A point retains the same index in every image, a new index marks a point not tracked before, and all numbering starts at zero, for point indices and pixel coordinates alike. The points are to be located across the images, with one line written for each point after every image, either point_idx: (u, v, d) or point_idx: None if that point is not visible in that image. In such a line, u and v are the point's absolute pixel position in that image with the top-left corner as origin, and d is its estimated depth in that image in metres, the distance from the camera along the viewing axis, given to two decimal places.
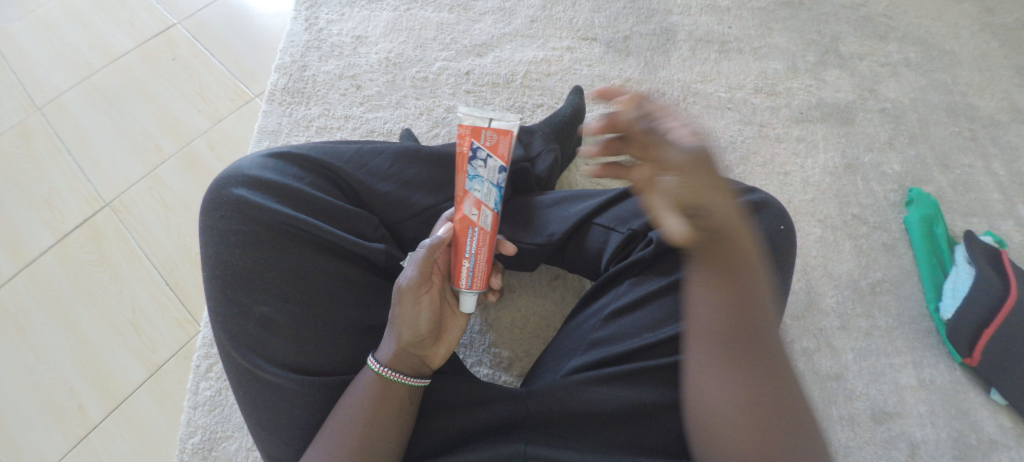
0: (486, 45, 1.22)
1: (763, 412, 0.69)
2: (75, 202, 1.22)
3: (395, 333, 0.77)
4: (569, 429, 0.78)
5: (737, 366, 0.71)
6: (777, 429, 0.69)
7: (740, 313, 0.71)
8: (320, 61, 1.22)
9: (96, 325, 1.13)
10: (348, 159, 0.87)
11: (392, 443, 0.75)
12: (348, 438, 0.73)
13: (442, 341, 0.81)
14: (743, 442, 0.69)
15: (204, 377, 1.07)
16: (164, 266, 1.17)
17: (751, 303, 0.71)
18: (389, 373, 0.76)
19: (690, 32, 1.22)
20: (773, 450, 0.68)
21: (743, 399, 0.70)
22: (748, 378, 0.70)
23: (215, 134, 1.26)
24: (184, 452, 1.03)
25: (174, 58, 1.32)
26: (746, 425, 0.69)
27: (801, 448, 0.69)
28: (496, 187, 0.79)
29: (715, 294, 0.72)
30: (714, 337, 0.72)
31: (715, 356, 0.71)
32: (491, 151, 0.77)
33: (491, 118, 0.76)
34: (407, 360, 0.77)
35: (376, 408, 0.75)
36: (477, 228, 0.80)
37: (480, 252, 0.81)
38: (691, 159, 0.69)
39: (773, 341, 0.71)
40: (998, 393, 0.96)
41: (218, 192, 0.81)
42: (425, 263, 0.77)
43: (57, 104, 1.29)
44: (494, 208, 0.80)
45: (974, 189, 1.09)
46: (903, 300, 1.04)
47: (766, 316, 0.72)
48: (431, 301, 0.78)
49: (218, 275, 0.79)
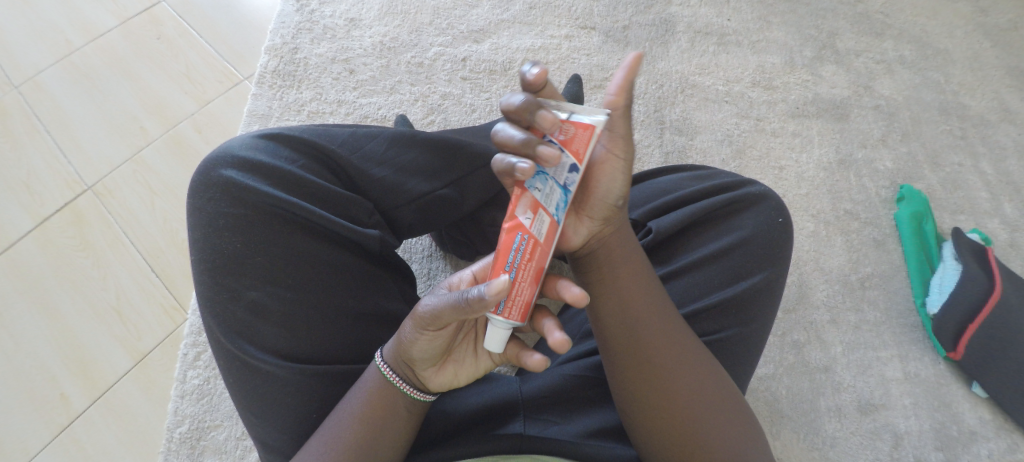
0: (483, 31, 1.20)
1: (679, 413, 0.69)
2: (55, 185, 1.18)
3: (400, 339, 0.67)
4: (565, 412, 0.77)
5: (645, 377, 0.69)
6: (696, 425, 0.69)
7: (644, 324, 0.70)
8: (312, 44, 1.19)
9: (78, 311, 1.10)
10: (342, 141, 0.85)
11: (398, 444, 0.70)
12: (350, 437, 0.68)
13: (443, 370, 0.68)
14: (662, 444, 0.69)
15: (192, 365, 1.04)
16: (150, 252, 1.13)
17: (652, 312, 0.70)
18: (390, 374, 0.69)
19: (688, 23, 1.22)
20: (696, 447, 0.68)
21: (654, 406, 0.69)
22: (660, 386, 0.69)
23: (202, 117, 1.22)
24: (171, 442, 1.01)
25: (159, 37, 1.28)
26: (664, 427, 0.69)
27: (726, 441, 0.69)
28: (564, 190, 0.63)
29: (615, 304, 0.70)
30: (620, 352, 0.70)
31: (623, 369, 0.70)
32: (564, 145, 0.63)
33: (570, 111, 0.63)
34: (405, 369, 0.68)
35: (376, 406, 0.69)
36: (527, 235, 0.62)
37: (523, 271, 0.62)
38: (627, 163, 0.64)
39: (686, 341, 0.71)
40: (980, 387, 0.99)
41: (207, 172, 0.78)
42: (448, 301, 0.61)
43: (35, 82, 1.24)
44: (555, 217, 0.63)
45: (962, 187, 1.12)
46: (892, 294, 1.06)
47: (670, 321, 0.71)
48: (443, 335, 0.65)
49: (207, 259, 0.76)
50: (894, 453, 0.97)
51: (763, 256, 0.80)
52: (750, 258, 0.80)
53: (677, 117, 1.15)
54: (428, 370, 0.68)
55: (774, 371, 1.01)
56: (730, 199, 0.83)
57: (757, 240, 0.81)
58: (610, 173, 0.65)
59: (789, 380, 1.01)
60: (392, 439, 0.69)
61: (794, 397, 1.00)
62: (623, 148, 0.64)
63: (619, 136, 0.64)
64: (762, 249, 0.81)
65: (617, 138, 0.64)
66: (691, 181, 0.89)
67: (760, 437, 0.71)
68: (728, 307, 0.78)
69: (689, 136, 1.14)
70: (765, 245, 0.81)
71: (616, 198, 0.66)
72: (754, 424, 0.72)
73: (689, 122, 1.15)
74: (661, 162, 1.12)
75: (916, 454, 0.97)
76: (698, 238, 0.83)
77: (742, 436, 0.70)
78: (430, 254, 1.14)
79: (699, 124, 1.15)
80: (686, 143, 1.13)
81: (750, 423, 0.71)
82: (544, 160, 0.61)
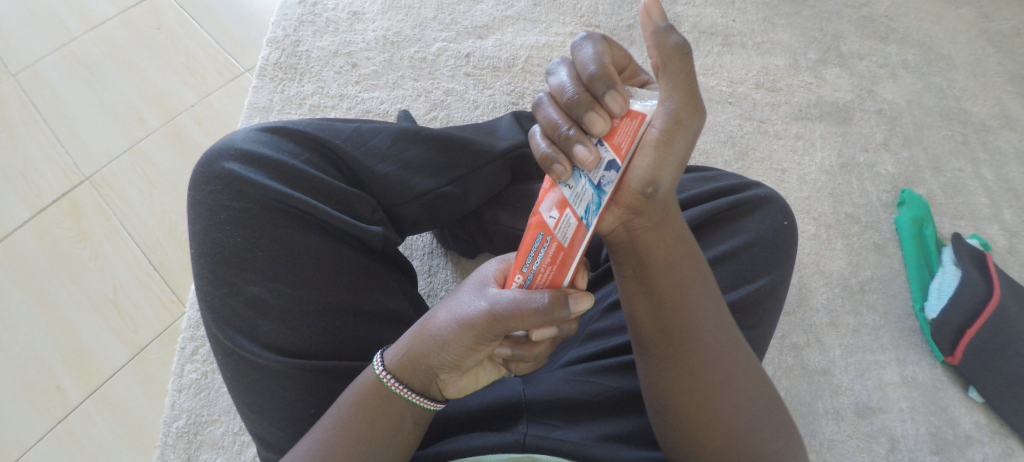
0: (487, 27, 1.20)
1: (717, 418, 0.68)
2: (53, 175, 1.17)
3: (432, 345, 0.65)
4: (565, 417, 0.76)
5: (685, 381, 0.68)
6: (735, 430, 0.68)
7: (690, 326, 0.68)
8: (314, 36, 1.18)
9: (75, 303, 1.09)
10: (346, 136, 0.85)
11: (395, 446, 0.68)
12: (343, 437, 0.66)
13: (466, 375, 0.68)
14: (691, 446, 0.68)
15: (189, 359, 1.03)
16: (148, 245, 1.12)
17: (699, 315, 0.68)
18: (391, 381, 0.67)
19: (693, 23, 1.22)
20: (732, 453, 0.68)
21: (690, 411, 0.68)
22: (701, 390, 0.68)
23: (202, 108, 1.21)
24: (167, 436, 0.99)
25: (160, 27, 1.27)
26: (705, 430, 0.68)
27: (763, 446, 0.68)
28: (597, 190, 0.62)
29: (659, 303, 0.68)
30: (663, 354, 0.69)
31: (663, 371, 0.69)
32: (604, 138, 0.61)
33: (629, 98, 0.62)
34: (421, 377, 0.67)
35: (372, 408, 0.67)
36: (551, 237, 0.62)
37: (542, 274, 0.63)
38: (681, 146, 0.62)
39: (730, 345, 0.69)
40: (976, 392, 1.00)
41: (209, 165, 0.78)
42: (516, 308, 0.61)
43: (33, 70, 1.23)
44: (583, 220, 0.62)
45: (963, 192, 1.12)
46: (891, 298, 1.07)
47: (717, 323, 0.69)
48: (487, 349, 0.65)
49: (207, 253, 0.76)
50: (889, 456, 0.97)
51: (767, 259, 0.81)
52: (755, 261, 0.80)
53: None
54: (454, 377, 0.67)
55: (774, 373, 1.01)
56: (736, 201, 0.83)
57: (762, 243, 0.81)
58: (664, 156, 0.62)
59: (787, 382, 1.01)
60: (389, 442, 0.67)
61: (793, 399, 1.00)
62: (681, 121, 0.61)
63: (680, 108, 0.60)
64: (767, 252, 0.81)
65: (678, 110, 0.60)
66: (696, 183, 0.89)
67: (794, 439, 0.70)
68: (731, 310, 0.78)
69: None
70: (771, 248, 0.81)
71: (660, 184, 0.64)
72: (790, 425, 0.70)
73: None
74: None
75: (911, 457, 0.98)
76: (704, 240, 0.83)
77: (779, 441, 0.68)
78: (430, 251, 1.14)
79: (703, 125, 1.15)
80: None
81: (789, 425, 0.70)
82: (582, 160, 0.61)
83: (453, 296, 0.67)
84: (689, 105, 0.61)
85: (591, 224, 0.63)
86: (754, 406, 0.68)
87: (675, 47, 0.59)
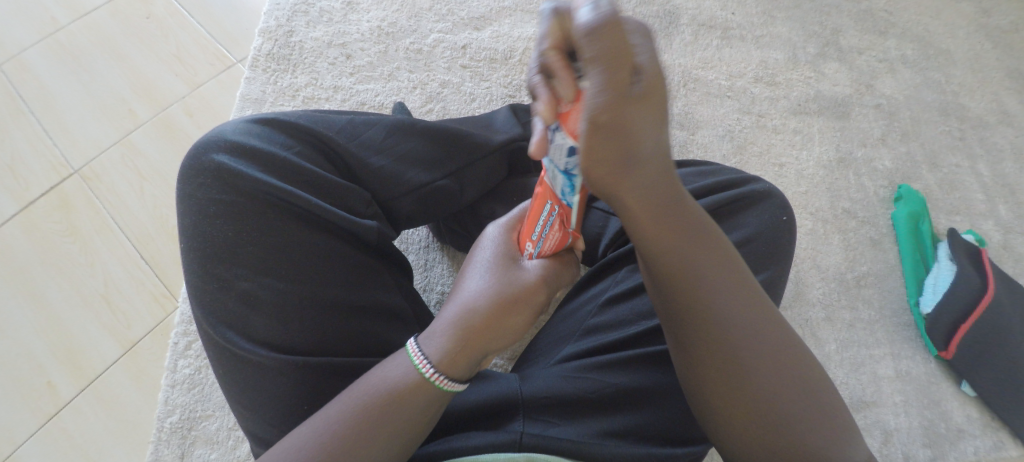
0: (484, 18, 1.19)
1: (760, 402, 0.64)
2: (41, 168, 1.14)
3: (487, 331, 0.68)
4: (564, 414, 0.75)
5: (725, 371, 0.64)
6: (778, 413, 0.64)
7: (721, 318, 0.64)
8: (308, 27, 1.16)
9: (65, 298, 1.07)
10: (340, 128, 0.82)
11: (402, 440, 0.66)
12: (348, 433, 0.64)
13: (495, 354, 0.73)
14: (741, 439, 0.65)
15: (182, 354, 1.02)
16: (139, 239, 1.11)
17: (721, 298, 0.64)
18: (435, 374, 0.67)
19: (692, 16, 1.22)
20: (778, 439, 0.63)
21: (734, 403, 0.64)
22: (744, 384, 0.64)
23: (193, 100, 1.19)
24: (161, 432, 0.98)
25: (149, 16, 1.25)
26: (754, 423, 0.64)
27: (812, 429, 0.63)
28: (567, 175, 0.63)
29: (675, 294, 0.65)
30: (692, 349, 0.65)
31: (691, 361, 0.66)
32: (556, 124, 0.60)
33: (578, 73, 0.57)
34: (472, 366, 0.69)
35: (386, 403, 0.65)
36: (556, 206, 0.68)
37: (548, 242, 0.71)
38: (623, 124, 0.54)
39: (763, 321, 0.65)
40: (969, 386, 1.01)
41: (198, 157, 0.76)
42: (555, 288, 0.74)
43: (18, 61, 1.21)
44: (566, 199, 0.66)
45: (959, 188, 1.13)
46: (886, 293, 1.07)
47: (743, 303, 0.65)
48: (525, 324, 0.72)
49: (196, 248, 0.73)
50: (883, 450, 0.98)
51: (767, 254, 0.80)
52: (755, 255, 0.79)
53: (679, 111, 1.15)
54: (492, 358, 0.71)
55: None
56: (736, 196, 0.82)
57: (762, 238, 0.80)
58: (626, 152, 0.56)
59: None
60: (396, 437, 0.65)
61: None
62: (614, 98, 0.52)
63: (613, 84, 0.52)
64: (766, 247, 0.80)
65: (607, 88, 0.52)
66: (695, 177, 0.88)
67: (846, 419, 0.66)
68: None
69: (690, 131, 1.13)
70: (770, 243, 0.80)
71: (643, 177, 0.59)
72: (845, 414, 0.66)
73: (692, 116, 1.14)
74: None
75: (905, 450, 0.98)
76: None
77: (832, 427, 0.64)
78: (427, 245, 1.13)
79: (701, 119, 1.14)
80: (687, 138, 1.13)
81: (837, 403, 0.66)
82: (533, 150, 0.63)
83: (493, 286, 0.70)
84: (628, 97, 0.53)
85: (572, 203, 0.66)
86: (802, 394, 0.64)
87: (582, 36, 0.51)
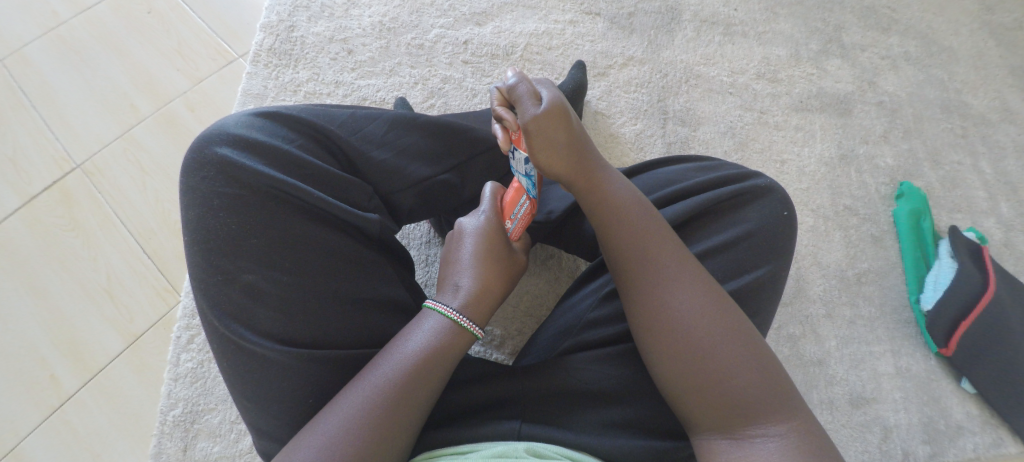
0: (486, 14, 1.19)
1: (693, 368, 0.68)
2: (43, 162, 1.15)
3: (493, 288, 0.76)
4: (564, 405, 0.75)
5: (678, 348, 0.69)
6: (711, 379, 0.67)
7: (666, 296, 0.71)
8: (309, 22, 1.16)
9: (68, 292, 1.08)
10: (341, 122, 0.82)
11: (410, 424, 0.67)
12: (361, 417, 0.66)
13: None
14: (697, 413, 0.67)
15: (185, 348, 1.02)
16: (142, 234, 1.11)
17: (666, 274, 0.72)
18: (469, 323, 0.73)
19: (694, 12, 1.21)
20: (728, 413, 0.66)
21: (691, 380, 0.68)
22: (695, 358, 0.68)
23: (195, 95, 1.19)
24: (164, 424, 0.98)
25: (150, 11, 1.25)
26: (706, 397, 0.67)
27: (751, 397, 0.66)
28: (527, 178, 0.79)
29: (620, 267, 0.74)
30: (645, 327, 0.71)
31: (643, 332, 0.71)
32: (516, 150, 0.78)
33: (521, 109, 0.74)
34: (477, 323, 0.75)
35: (401, 384, 0.68)
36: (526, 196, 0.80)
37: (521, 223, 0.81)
38: (550, 132, 0.74)
39: (705, 292, 0.71)
40: (968, 382, 1.01)
41: (201, 149, 0.75)
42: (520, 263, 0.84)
43: (20, 56, 1.21)
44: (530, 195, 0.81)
45: (961, 186, 1.13)
46: (887, 290, 1.07)
47: (692, 284, 0.71)
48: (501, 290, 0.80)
49: (197, 240, 0.73)
50: (882, 446, 0.98)
51: (768, 248, 0.80)
52: (754, 249, 0.80)
53: (680, 107, 1.14)
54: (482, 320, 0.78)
55: None
56: (738, 191, 0.82)
57: (762, 234, 0.80)
58: (554, 147, 0.75)
59: None
60: (404, 422, 0.67)
61: None
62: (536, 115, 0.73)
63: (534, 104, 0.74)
64: (766, 241, 0.80)
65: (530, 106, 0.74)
66: (696, 172, 0.87)
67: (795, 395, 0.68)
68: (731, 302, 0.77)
69: (692, 127, 1.13)
70: (771, 237, 0.80)
71: (570, 164, 0.76)
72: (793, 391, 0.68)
73: (693, 112, 1.14)
74: (663, 152, 1.12)
75: (904, 447, 0.98)
76: (704, 228, 0.82)
77: (780, 402, 0.66)
78: (428, 240, 1.13)
79: (702, 115, 1.14)
80: (688, 134, 1.13)
81: (781, 376, 0.68)
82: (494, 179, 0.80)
83: (491, 251, 0.77)
84: (541, 110, 0.73)
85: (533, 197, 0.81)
86: (748, 369, 0.67)
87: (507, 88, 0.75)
